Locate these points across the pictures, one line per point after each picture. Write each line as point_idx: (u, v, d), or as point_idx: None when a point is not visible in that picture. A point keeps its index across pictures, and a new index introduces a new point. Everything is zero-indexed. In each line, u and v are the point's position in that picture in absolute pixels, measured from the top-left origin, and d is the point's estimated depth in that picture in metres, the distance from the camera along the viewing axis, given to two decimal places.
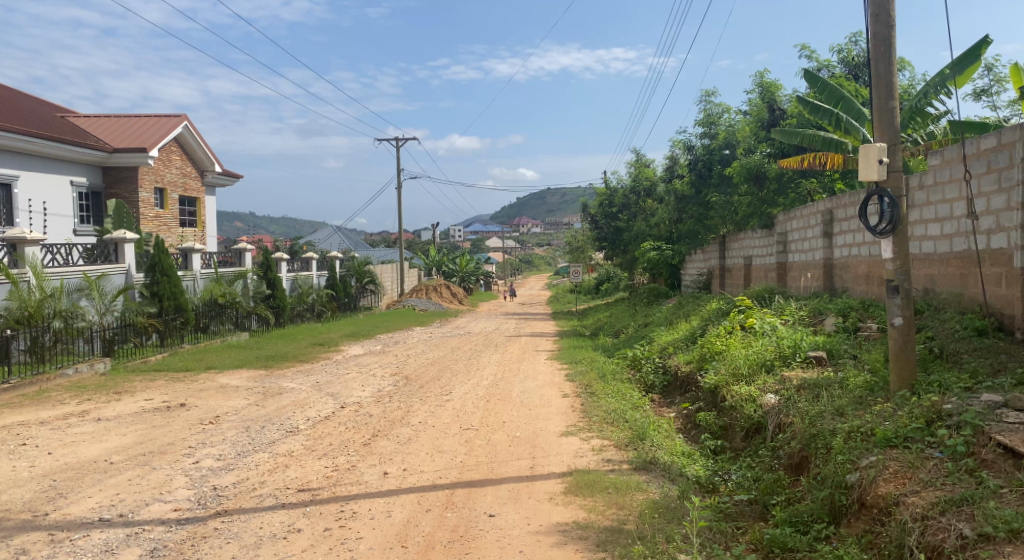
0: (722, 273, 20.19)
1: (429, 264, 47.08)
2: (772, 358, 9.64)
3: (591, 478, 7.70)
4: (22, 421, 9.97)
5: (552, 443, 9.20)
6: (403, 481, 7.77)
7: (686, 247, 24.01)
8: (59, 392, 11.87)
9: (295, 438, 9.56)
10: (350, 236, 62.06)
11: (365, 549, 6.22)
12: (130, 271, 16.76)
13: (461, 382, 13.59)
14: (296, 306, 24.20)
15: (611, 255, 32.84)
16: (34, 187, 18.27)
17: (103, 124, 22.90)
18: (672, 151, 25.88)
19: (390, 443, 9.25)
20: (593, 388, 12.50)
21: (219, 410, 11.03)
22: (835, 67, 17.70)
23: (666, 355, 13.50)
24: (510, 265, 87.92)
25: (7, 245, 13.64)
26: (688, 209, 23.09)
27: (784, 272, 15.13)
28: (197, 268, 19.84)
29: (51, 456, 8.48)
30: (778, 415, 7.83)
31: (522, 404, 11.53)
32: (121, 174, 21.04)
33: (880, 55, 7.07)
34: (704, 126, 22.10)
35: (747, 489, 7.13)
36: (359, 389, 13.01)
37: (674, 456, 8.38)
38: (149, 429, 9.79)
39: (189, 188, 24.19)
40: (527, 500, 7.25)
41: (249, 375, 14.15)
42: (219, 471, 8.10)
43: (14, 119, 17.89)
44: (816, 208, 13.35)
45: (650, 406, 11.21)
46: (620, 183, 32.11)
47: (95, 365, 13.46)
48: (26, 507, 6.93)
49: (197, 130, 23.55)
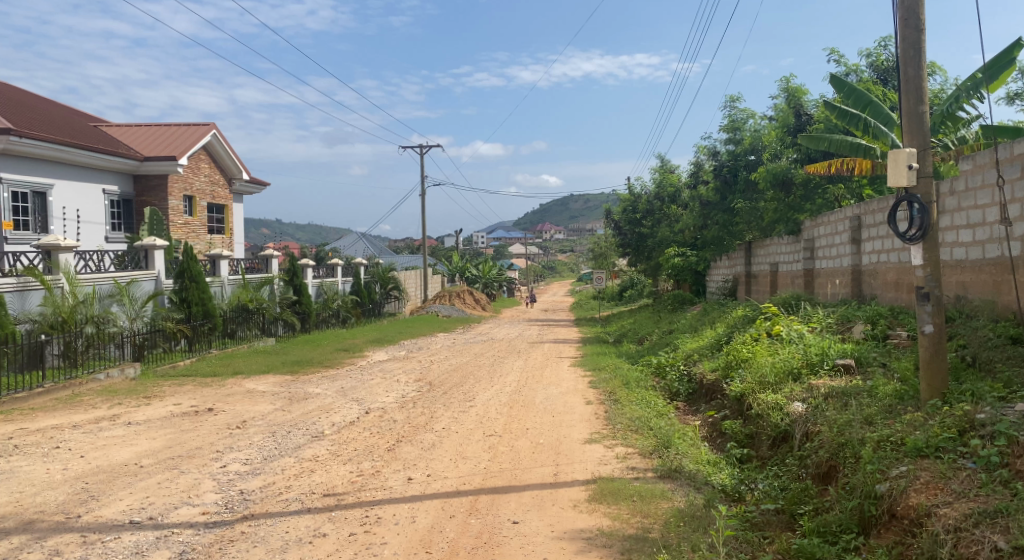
0: (748, 279, 20.02)
1: (452, 270, 47.28)
2: (799, 366, 9.52)
3: (616, 485, 7.67)
4: (55, 425, 10.17)
5: (576, 450, 9.18)
6: (426, 487, 7.80)
7: (711, 254, 23.85)
8: (91, 396, 12.08)
9: (320, 442, 9.64)
10: (372, 242, 62.33)
11: (390, 554, 6.25)
12: (160, 278, 17.02)
13: (484, 389, 13.61)
14: (321, 313, 24.40)
15: (635, 262, 32.71)
16: (67, 195, 18.62)
17: (134, 133, 23.32)
18: (698, 157, 25.69)
19: (414, 448, 9.29)
20: (617, 395, 12.45)
21: (246, 415, 11.17)
22: (864, 71, 17.47)
23: (691, 362, 13.41)
24: (532, 272, 88.14)
25: (42, 252, 13.90)
26: (713, 215, 22.89)
27: (811, 279, 14.96)
28: (226, 274, 20.15)
29: (83, 458, 8.64)
30: (805, 423, 7.75)
31: (545, 411, 11.52)
32: (152, 183, 21.41)
33: (909, 59, 7.00)
34: (728, 132, 21.88)
35: (774, 498, 7.06)
36: (383, 394, 13.08)
37: (699, 464, 8.32)
38: (178, 433, 9.92)
39: (217, 196, 24.54)
40: (550, 507, 7.24)
41: (275, 381, 14.27)
42: (246, 475, 8.20)
43: (49, 128, 18.26)
44: (844, 214, 13.21)
45: (675, 414, 11.15)
46: (644, 189, 31.98)
47: (126, 370, 13.67)
48: (59, 508, 7.07)
49: (225, 138, 23.90)
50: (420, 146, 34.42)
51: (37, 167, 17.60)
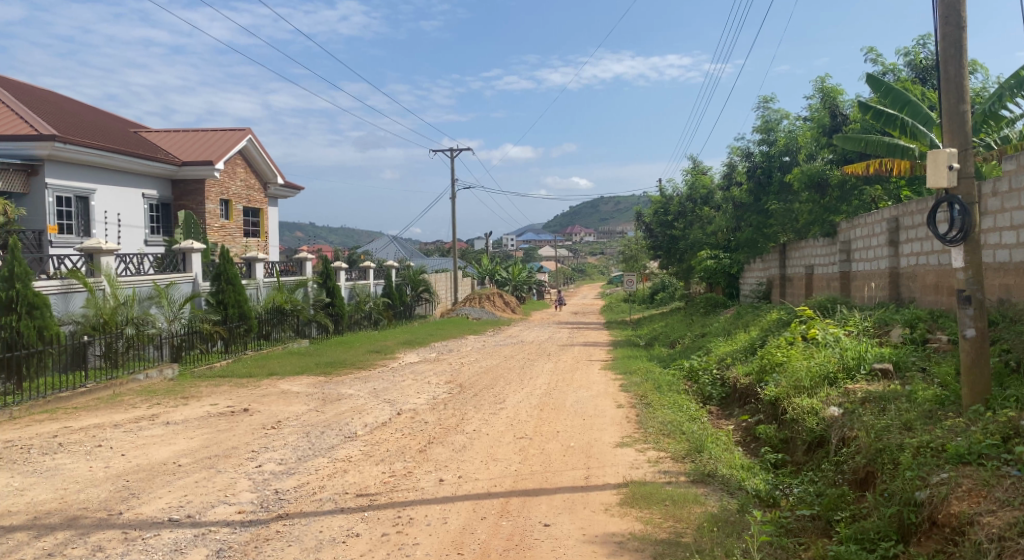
0: (783, 282, 19.76)
1: (482, 273, 47.47)
2: (834, 369, 9.37)
3: (648, 489, 7.62)
4: (97, 423, 10.41)
5: (607, 453, 9.15)
6: (457, 488, 7.84)
7: (744, 256, 23.58)
8: (131, 396, 12.34)
9: (353, 443, 9.74)
10: (403, 245, 62.76)
11: (422, 554, 6.29)
12: (197, 280, 17.35)
13: (515, 391, 13.63)
14: (353, 314, 24.63)
15: (666, 264, 32.48)
16: (108, 200, 19.05)
17: (173, 138, 23.78)
18: (731, 158, 25.42)
19: (445, 450, 9.35)
20: (648, 399, 12.38)
21: (281, 415, 11.32)
22: (901, 71, 17.17)
23: (724, 366, 13.26)
24: (562, 274, 88.12)
25: (85, 255, 14.23)
26: (746, 216, 22.60)
27: (847, 281, 14.74)
28: (261, 277, 20.48)
29: (124, 457, 8.82)
30: (842, 428, 7.63)
31: (575, 414, 11.48)
32: (190, 187, 21.82)
33: (949, 58, 6.86)
34: (761, 133, 21.58)
35: (809, 504, 6.96)
36: (414, 396, 13.16)
37: (733, 468, 8.24)
38: (215, 433, 10.10)
39: (253, 200, 24.93)
40: (582, 510, 7.22)
41: (309, 382, 14.44)
42: (281, 475, 8.31)
43: (92, 135, 18.72)
44: (881, 216, 13.00)
45: (708, 418, 11.05)
46: (676, 191, 31.75)
47: (164, 371, 13.95)
48: (101, 505, 7.22)
49: (260, 143, 24.26)
50: (450, 150, 34.57)
51: (80, 173, 18.04)
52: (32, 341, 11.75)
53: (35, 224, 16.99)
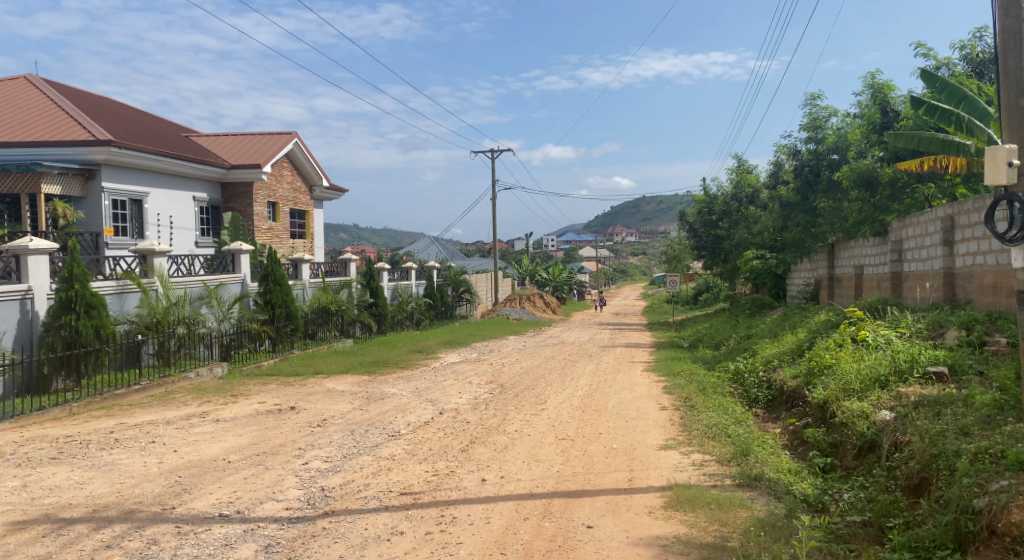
0: (831, 283, 19.36)
1: (522, 273, 47.60)
2: (886, 373, 9.14)
3: (692, 493, 7.53)
4: (151, 420, 10.69)
5: (650, 456, 9.08)
6: (500, 488, 7.85)
7: (792, 256, 23.14)
8: (182, 394, 12.67)
9: (396, 442, 9.82)
10: (445, 246, 63.14)
11: (466, 554, 6.31)
12: (245, 280, 17.71)
13: (556, 392, 13.63)
14: (396, 315, 24.88)
15: (710, 265, 32.12)
16: (161, 203, 19.56)
17: (222, 142, 24.34)
18: (777, 156, 25.00)
19: (487, 450, 9.39)
20: (693, 401, 12.24)
21: (327, 414, 11.48)
22: (956, 65, 16.70)
23: (771, 368, 13.03)
24: (603, 275, 87.87)
25: (139, 257, 14.65)
26: (793, 216, 22.18)
27: (899, 282, 14.39)
28: (307, 277, 20.81)
29: (176, 453, 9.06)
30: (894, 433, 7.43)
31: (617, 416, 11.41)
32: (238, 191, 22.31)
33: (1009, 51, 6.63)
34: (808, 131, 21.17)
35: (860, 510, 6.80)
36: (456, 396, 13.25)
37: (781, 473, 8.09)
38: (263, 430, 10.30)
39: (299, 202, 25.37)
40: (625, 513, 7.17)
41: (354, 381, 14.64)
42: (327, 472, 8.43)
43: (145, 140, 19.26)
44: (935, 214, 12.64)
45: (753, 421, 10.89)
46: (720, 190, 31.38)
47: (214, 369, 14.25)
48: (155, 500, 7.43)
49: (307, 147, 24.69)
50: (491, 151, 34.64)
51: (135, 176, 18.57)
52: (90, 340, 12.11)
53: (92, 227, 17.53)
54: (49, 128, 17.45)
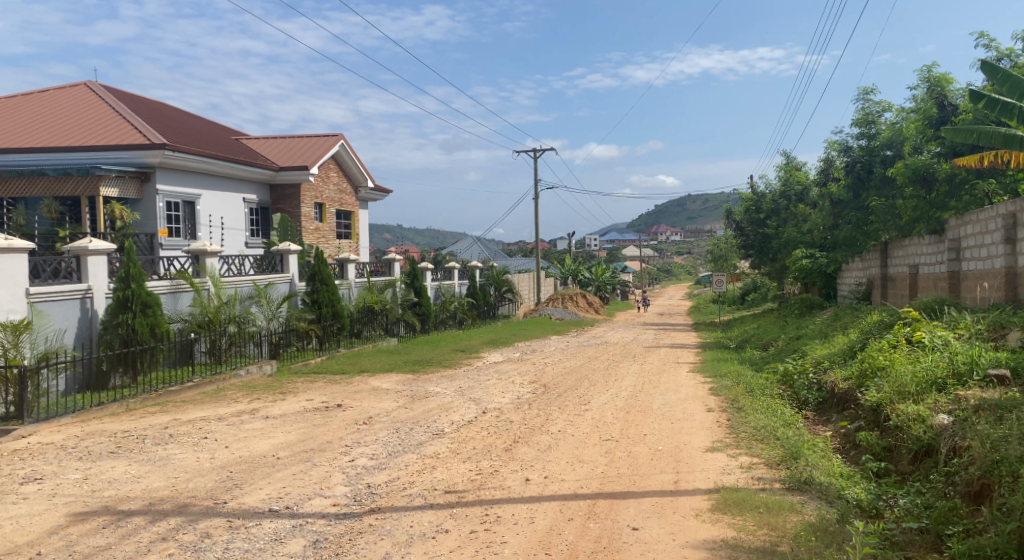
0: (884, 283, 18.88)
1: (565, 273, 47.51)
2: (944, 376, 8.86)
3: (740, 496, 7.41)
4: (204, 416, 10.94)
5: (697, 458, 8.95)
6: (544, 488, 7.83)
7: (842, 255, 22.61)
8: (233, 391, 12.93)
9: (440, 440, 9.86)
10: (488, 245, 63.31)
11: (510, 553, 6.31)
12: (293, 280, 18.01)
13: (600, 392, 13.56)
14: (439, 314, 25.05)
15: (758, 264, 31.60)
16: (212, 204, 20.01)
17: (271, 144, 24.80)
18: (827, 153, 24.44)
19: (531, 450, 9.36)
20: (740, 403, 12.04)
21: (372, 411, 11.60)
22: (1019, 56, 16.09)
23: (821, 370, 12.73)
24: (647, 275, 87.36)
25: (191, 257, 15.00)
26: (844, 213, 21.65)
27: (956, 282, 13.95)
28: (352, 277, 21.07)
29: (227, 449, 9.24)
30: (953, 437, 7.20)
31: (662, 417, 11.30)
32: (286, 192, 22.72)
33: None
34: (860, 126, 20.66)
35: (917, 517, 6.60)
36: (500, 395, 13.25)
37: (832, 477, 7.91)
38: (310, 427, 10.45)
39: (345, 203, 25.70)
40: (671, 515, 7.09)
41: (398, 379, 14.77)
42: (373, 470, 8.51)
43: (197, 143, 19.71)
44: (995, 211, 12.23)
45: (803, 423, 10.67)
46: (769, 188, 30.84)
47: (264, 367, 14.55)
48: (208, 494, 7.59)
49: (353, 148, 25.00)
50: (534, 150, 34.63)
51: (188, 179, 19.05)
52: (145, 338, 12.46)
53: (147, 228, 18.02)
54: (107, 133, 17.99)
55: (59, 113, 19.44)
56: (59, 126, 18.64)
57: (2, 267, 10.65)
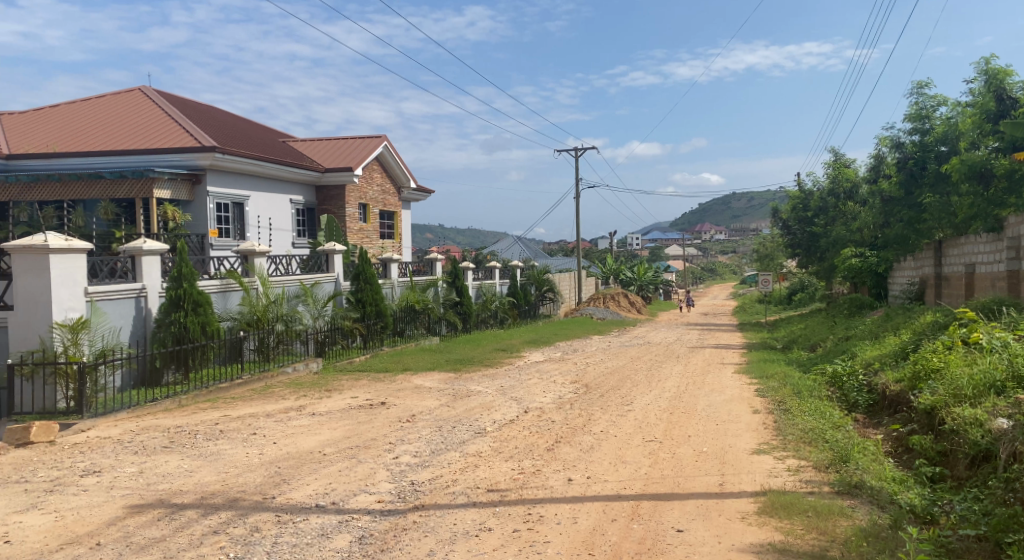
0: (937, 283, 18.37)
1: (606, 273, 47.25)
2: (1003, 378, 8.47)
3: (788, 499, 7.27)
4: (253, 413, 11.15)
5: (742, 460, 8.81)
6: (587, 489, 7.80)
7: (894, 254, 22.04)
8: (281, 388, 13.16)
9: (483, 439, 9.90)
10: (529, 245, 63.36)
11: (553, 553, 6.29)
12: (338, 279, 18.25)
13: (642, 393, 13.46)
14: (480, 313, 25.16)
15: (806, 263, 31.03)
16: (260, 205, 20.40)
17: (316, 146, 25.18)
18: (878, 149, 23.83)
19: (573, 450, 9.33)
20: (787, 404, 11.82)
21: (415, 409, 11.70)
22: None
23: (872, 372, 12.43)
24: (690, 275, 86.57)
25: (241, 256, 15.32)
26: (895, 211, 21.13)
27: (1015, 281, 13.52)
28: (395, 276, 21.26)
29: (276, 444, 9.42)
30: (1012, 442, 6.96)
31: (707, 418, 11.16)
32: (332, 193, 23.05)
33: None
34: (914, 121, 20.07)
35: (975, 524, 6.39)
36: (541, 395, 13.23)
37: (884, 481, 7.72)
38: (355, 424, 10.58)
39: (388, 204, 25.98)
40: (717, 517, 6.99)
41: (440, 378, 14.88)
42: (417, 467, 8.58)
43: (245, 145, 20.11)
44: None
45: (853, 426, 10.42)
46: (817, 185, 30.27)
47: (310, 364, 14.79)
48: (257, 489, 7.73)
49: (395, 149, 25.23)
50: (576, 150, 34.56)
51: (237, 180, 19.44)
52: (197, 336, 12.75)
53: (198, 229, 18.42)
54: (160, 137, 18.46)
55: (114, 118, 20.03)
56: (114, 130, 19.18)
57: (65, 268, 10.95)
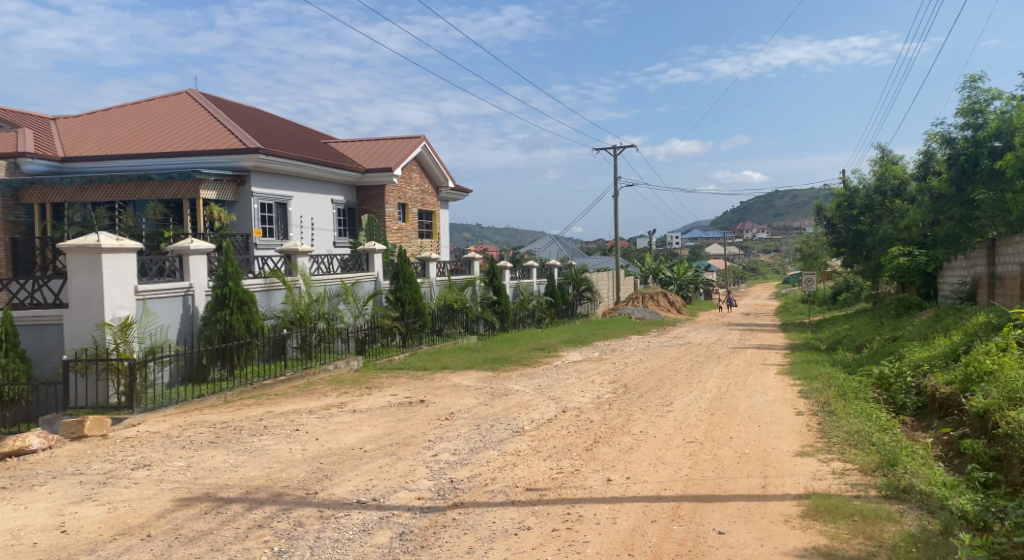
0: (990, 282, 17.83)
1: (645, 272, 46.93)
2: None
3: (833, 503, 7.11)
4: (296, 409, 11.32)
5: (785, 463, 8.66)
6: (626, 489, 7.75)
7: (944, 253, 21.45)
8: (322, 385, 13.35)
9: (521, 438, 9.90)
10: (567, 244, 63.18)
11: (592, 553, 6.25)
12: (378, 279, 18.43)
13: (683, 393, 13.33)
14: (518, 312, 25.18)
15: (851, 262, 30.43)
16: (303, 205, 20.69)
17: (356, 147, 25.48)
18: (927, 145, 23.19)
19: (613, 450, 9.29)
20: (832, 406, 11.58)
21: (454, 408, 11.74)
22: None
23: (921, 373, 12.11)
24: (731, 275, 85.40)
25: (284, 256, 15.56)
26: (946, 209, 20.54)
27: None
28: (433, 275, 21.38)
29: (318, 441, 9.53)
30: None
31: (749, 420, 11.00)
32: (372, 193, 23.29)
33: None
34: (966, 116, 19.47)
35: None
36: (579, 394, 13.18)
37: (933, 485, 7.50)
38: (395, 421, 10.67)
39: (427, 203, 26.15)
40: (759, 520, 6.88)
41: (478, 376, 14.92)
42: (456, 465, 8.61)
43: (288, 146, 20.44)
44: None
45: (901, 429, 10.18)
46: (862, 183, 29.64)
47: (351, 362, 15.06)
48: (300, 484, 7.84)
49: (434, 149, 25.37)
50: (615, 147, 34.37)
51: (280, 180, 19.74)
52: (242, 333, 12.98)
53: (243, 228, 18.75)
54: (206, 139, 18.84)
55: (162, 120, 20.52)
56: (162, 133, 19.64)
57: (117, 267, 11.24)
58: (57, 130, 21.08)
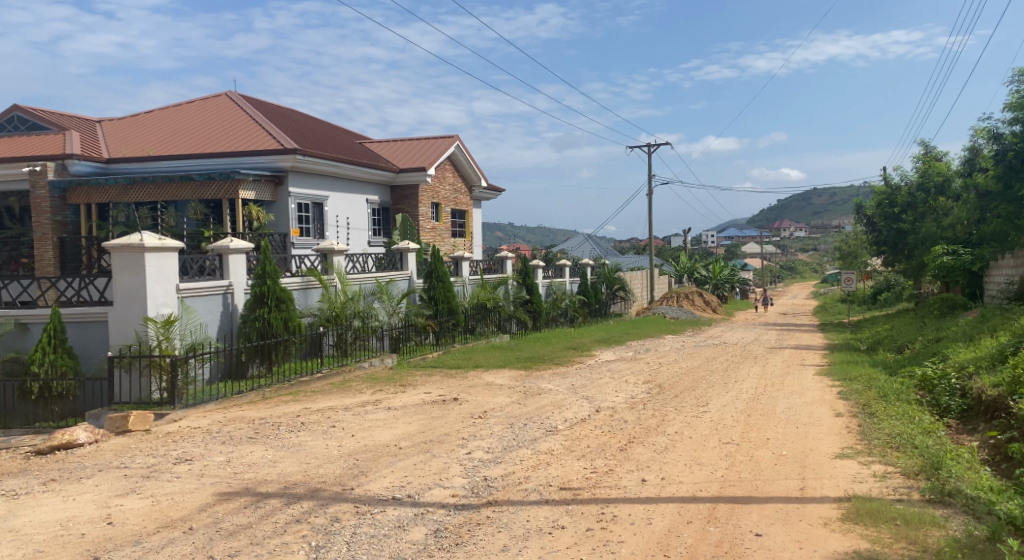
0: None
1: (679, 272, 46.46)
2: None
3: (874, 506, 6.95)
4: (332, 406, 11.44)
5: (825, 465, 8.51)
6: (661, 490, 7.69)
7: (991, 252, 20.88)
8: (358, 382, 13.47)
9: (555, 437, 9.87)
10: (600, 243, 62.86)
11: (628, 553, 6.21)
12: (412, 277, 18.54)
13: (718, 394, 13.18)
14: (551, 311, 25.14)
15: (893, 261, 29.80)
16: (338, 205, 20.89)
17: (390, 146, 25.66)
18: (973, 141, 22.55)
19: (647, 450, 9.22)
20: (872, 408, 11.36)
21: (487, 406, 11.76)
22: None
23: (966, 375, 11.80)
24: (768, 274, 84.12)
25: (320, 254, 15.73)
26: (992, 206, 19.98)
27: None
28: (467, 274, 21.45)
29: (353, 437, 9.62)
30: None
31: (786, 421, 10.83)
32: (406, 192, 23.44)
33: None
34: (1015, 110, 18.87)
35: None
36: (613, 394, 13.10)
37: (980, 490, 7.29)
38: (429, 419, 10.71)
39: (460, 202, 26.23)
40: (797, 522, 6.77)
41: (511, 375, 14.92)
42: (490, 463, 8.62)
43: (324, 146, 20.67)
44: None
45: (945, 432, 9.93)
46: (905, 180, 28.96)
47: (385, 360, 15.17)
48: (337, 480, 7.92)
49: (467, 148, 25.44)
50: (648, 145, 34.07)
51: (316, 180, 19.96)
52: (279, 331, 13.15)
53: (280, 228, 18.99)
54: (245, 140, 19.16)
55: (202, 122, 20.89)
56: (201, 134, 20.00)
57: (158, 266, 11.47)
58: (101, 131, 21.57)
